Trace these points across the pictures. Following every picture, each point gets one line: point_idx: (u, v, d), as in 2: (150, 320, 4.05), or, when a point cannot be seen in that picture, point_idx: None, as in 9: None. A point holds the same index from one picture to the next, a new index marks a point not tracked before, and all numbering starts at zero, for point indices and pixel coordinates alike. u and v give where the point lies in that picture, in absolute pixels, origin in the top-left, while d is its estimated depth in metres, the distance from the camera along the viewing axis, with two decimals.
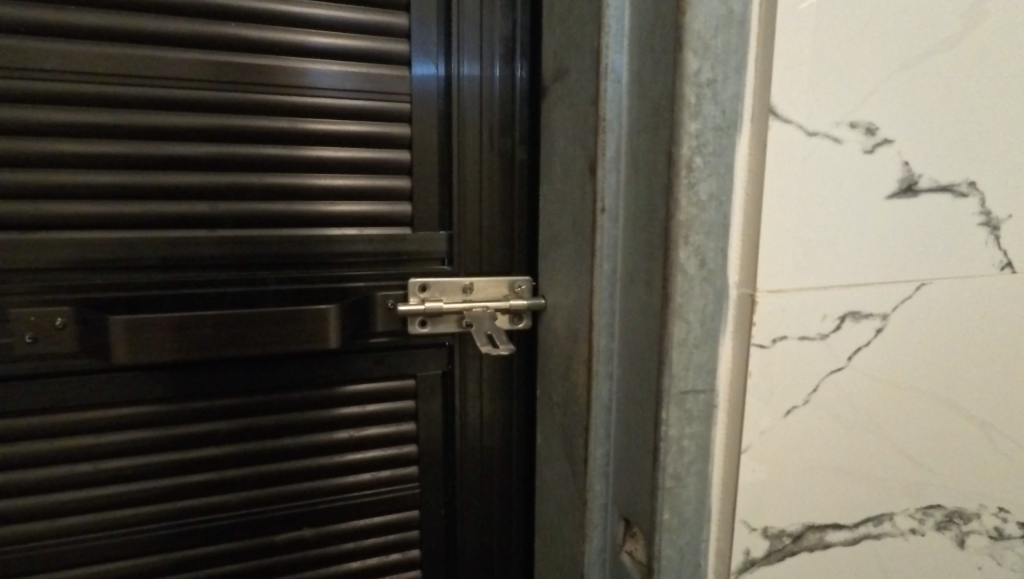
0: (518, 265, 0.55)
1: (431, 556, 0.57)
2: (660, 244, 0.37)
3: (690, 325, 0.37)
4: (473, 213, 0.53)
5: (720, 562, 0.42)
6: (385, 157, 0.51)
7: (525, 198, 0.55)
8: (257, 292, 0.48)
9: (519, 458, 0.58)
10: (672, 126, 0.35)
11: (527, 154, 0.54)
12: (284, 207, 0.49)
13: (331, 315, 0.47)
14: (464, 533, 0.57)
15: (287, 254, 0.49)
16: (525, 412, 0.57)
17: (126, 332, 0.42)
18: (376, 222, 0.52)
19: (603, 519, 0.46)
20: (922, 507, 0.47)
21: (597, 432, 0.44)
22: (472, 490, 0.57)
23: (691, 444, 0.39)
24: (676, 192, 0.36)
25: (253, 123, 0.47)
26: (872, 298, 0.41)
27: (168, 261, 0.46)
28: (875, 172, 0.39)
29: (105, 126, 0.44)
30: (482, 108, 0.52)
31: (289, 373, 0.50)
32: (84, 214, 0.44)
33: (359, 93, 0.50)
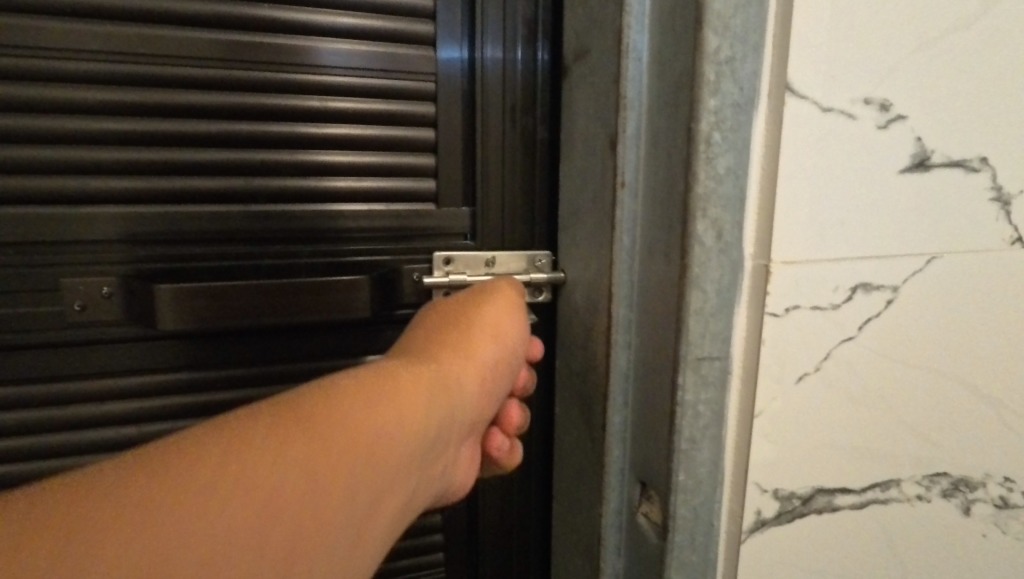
0: (538, 240, 0.57)
1: (453, 520, 0.60)
2: (678, 217, 0.39)
3: (706, 294, 0.39)
4: (495, 190, 0.55)
5: (732, 523, 0.44)
6: (410, 136, 0.53)
7: (545, 175, 0.56)
8: (290, 264, 0.51)
9: (538, 427, 0.60)
10: (691, 102, 0.37)
11: (547, 133, 0.56)
12: (315, 183, 0.51)
13: (361, 287, 0.49)
14: (485, 498, 0.60)
15: (318, 228, 0.51)
16: (544, 383, 0.59)
17: (169, 299, 0.44)
18: (402, 198, 0.54)
19: (620, 483, 0.48)
20: (929, 474, 0.49)
21: (615, 399, 0.46)
22: None
23: (706, 409, 0.41)
24: (695, 166, 0.37)
25: (286, 102, 0.49)
26: (883, 271, 0.42)
27: (206, 234, 0.49)
28: (888, 148, 0.40)
29: (146, 105, 0.46)
30: (504, 88, 0.54)
31: (320, 343, 0.53)
32: (128, 190, 0.47)
33: (386, 73, 0.51)
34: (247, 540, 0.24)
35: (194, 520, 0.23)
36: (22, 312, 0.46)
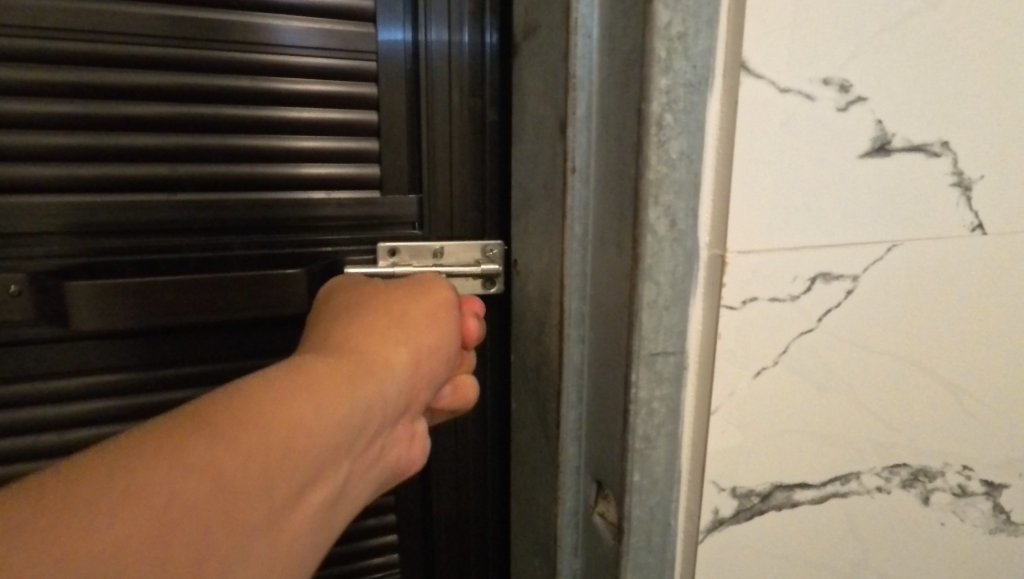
0: (490, 229, 0.54)
1: (407, 521, 0.58)
2: (630, 205, 0.37)
3: (659, 287, 0.37)
4: (444, 177, 0.52)
5: (689, 522, 0.42)
6: (352, 119, 0.50)
7: (497, 161, 0.53)
8: (222, 257, 0.47)
9: (494, 423, 0.58)
10: (642, 82, 0.34)
11: (498, 116, 0.53)
12: (247, 170, 0.47)
13: (300, 282, 0.46)
14: (440, 497, 0.57)
15: (252, 218, 0.48)
16: (499, 378, 0.57)
17: (84, 297, 0.41)
18: (345, 186, 0.50)
19: (576, 482, 0.46)
20: (888, 465, 0.48)
21: (570, 395, 0.44)
22: (446, 456, 0.57)
23: (661, 406, 0.39)
24: (645, 150, 0.35)
25: (213, 81, 0.45)
26: (843, 260, 0.41)
27: (126, 226, 0.45)
28: (848, 130, 0.38)
29: (54, 84, 0.42)
30: (452, 68, 0.51)
31: (259, 341, 0.50)
32: (37, 178, 0.43)
33: (323, 51, 0.48)
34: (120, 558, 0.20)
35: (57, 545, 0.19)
36: None
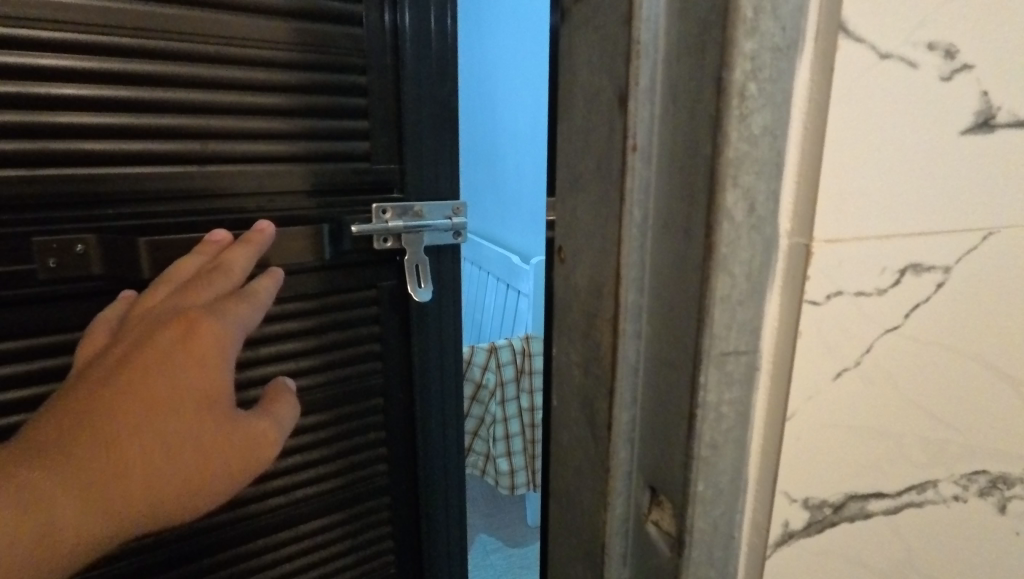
0: (438, 164, 0.99)
1: (394, 398, 1.08)
2: (702, 187, 0.32)
3: (734, 280, 0.33)
4: (414, 133, 0.96)
5: (756, 536, 0.39)
6: (339, 103, 0.89)
7: (437, 114, 0.97)
8: (246, 215, 0.84)
9: (448, 339, 1.09)
10: (722, 46, 0.30)
11: (440, 90, 0.97)
12: (263, 146, 0.84)
13: (321, 233, 0.89)
14: (419, 383, 1.08)
15: (279, 191, 0.87)
16: (447, 315, 1.08)
17: (148, 249, 0.77)
18: (335, 160, 0.91)
19: (627, 487, 0.43)
20: (967, 472, 0.44)
21: (623, 394, 0.41)
22: (422, 357, 1.07)
23: (730, 411, 0.35)
24: (725, 125, 0.31)
25: (234, 78, 0.81)
26: (935, 250, 0.36)
27: (170, 196, 0.79)
28: (950, 103, 0.34)
29: (109, 74, 0.73)
30: (400, 73, 0.93)
31: (300, 281, 0.91)
32: (107, 149, 0.75)
33: (310, 55, 0.86)
34: (88, 401, 0.40)
35: (107, 378, 0.42)
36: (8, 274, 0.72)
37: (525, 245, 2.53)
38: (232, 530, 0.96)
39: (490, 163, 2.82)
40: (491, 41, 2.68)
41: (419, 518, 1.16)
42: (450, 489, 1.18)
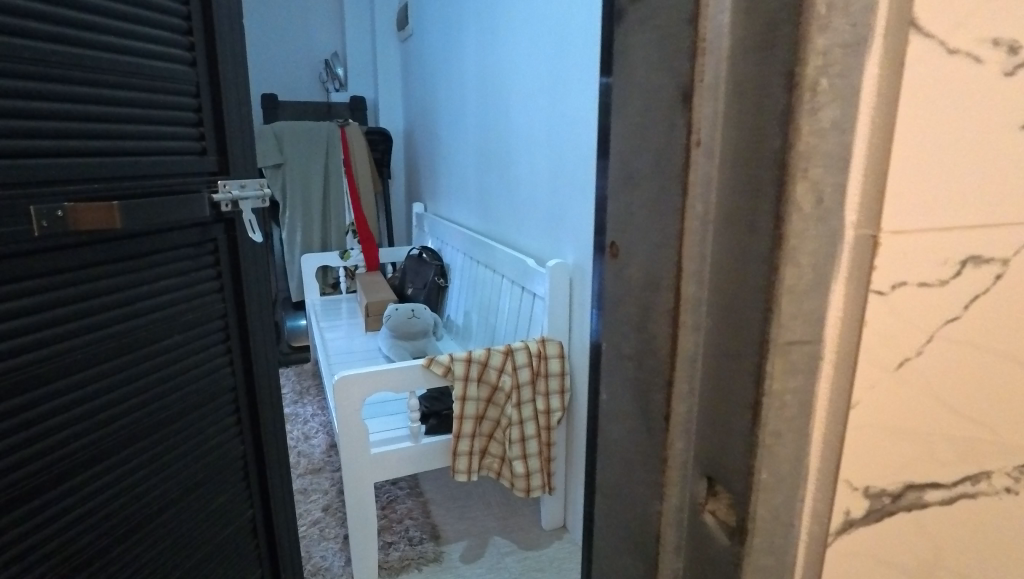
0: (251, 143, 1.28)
1: (236, 339, 1.30)
2: (771, 179, 0.33)
3: (801, 270, 0.34)
4: (235, 122, 1.23)
5: (817, 525, 0.39)
6: (174, 107, 1.10)
7: (248, 105, 1.26)
8: (120, 185, 1.00)
9: (267, 285, 1.37)
10: (796, 43, 0.31)
11: (246, 85, 1.25)
12: (130, 140, 1.02)
13: (202, 200, 1.14)
14: (252, 323, 1.33)
15: (146, 170, 1.04)
16: (265, 263, 1.36)
17: (80, 209, 0.91)
18: (182, 150, 1.12)
19: (682, 478, 0.43)
20: (1020, 465, 0.44)
21: (681, 385, 0.41)
22: (255, 301, 1.33)
23: (793, 400, 0.36)
24: (796, 120, 0.32)
25: (110, 85, 0.98)
26: (995, 243, 0.37)
27: (70, 175, 0.91)
28: (1012, 97, 0.35)
29: (27, 87, 0.85)
30: (215, 86, 1.19)
31: (167, 238, 1.10)
32: (31, 146, 0.85)
33: (160, 65, 1.07)
34: None
35: None
36: None
37: (540, 248, 2.52)
38: (113, 482, 1.03)
39: (505, 167, 2.82)
40: (506, 45, 2.68)
41: (259, 425, 1.37)
42: (275, 406, 1.41)
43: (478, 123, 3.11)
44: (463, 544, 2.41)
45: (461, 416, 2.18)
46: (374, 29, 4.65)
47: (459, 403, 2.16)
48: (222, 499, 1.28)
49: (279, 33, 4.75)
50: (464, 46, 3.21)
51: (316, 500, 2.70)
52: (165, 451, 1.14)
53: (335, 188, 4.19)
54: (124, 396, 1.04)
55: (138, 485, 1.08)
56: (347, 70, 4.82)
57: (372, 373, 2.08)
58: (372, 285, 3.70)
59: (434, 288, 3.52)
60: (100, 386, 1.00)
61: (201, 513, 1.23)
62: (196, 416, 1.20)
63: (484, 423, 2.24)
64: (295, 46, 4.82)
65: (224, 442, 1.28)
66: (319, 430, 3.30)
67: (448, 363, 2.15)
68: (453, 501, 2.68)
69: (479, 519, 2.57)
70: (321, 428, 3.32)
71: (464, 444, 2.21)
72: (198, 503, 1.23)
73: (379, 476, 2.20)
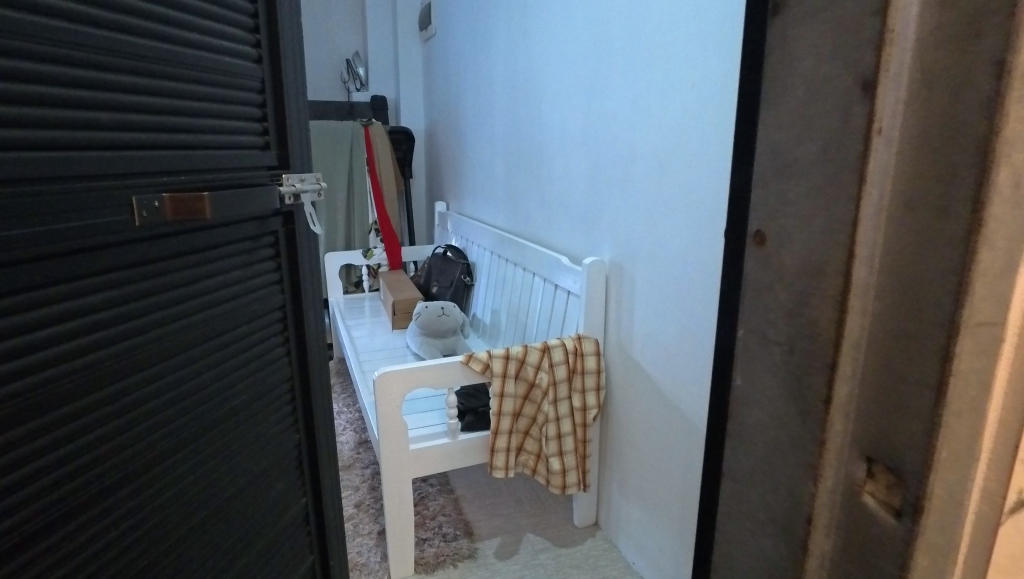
0: (307, 139, 1.29)
1: (293, 331, 1.31)
2: (972, 164, 0.34)
3: (996, 253, 0.35)
4: (294, 118, 1.24)
5: (988, 506, 0.40)
6: (242, 103, 1.12)
7: (304, 101, 1.27)
8: (201, 177, 1.01)
9: (319, 278, 1.38)
10: (1009, 30, 0.32)
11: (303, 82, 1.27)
12: (208, 134, 1.03)
13: (271, 193, 1.15)
14: (307, 315, 1.34)
15: (222, 163, 1.06)
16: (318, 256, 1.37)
17: (179, 200, 0.92)
18: (250, 144, 1.14)
19: (839, 460, 0.45)
20: None
21: (845, 368, 0.43)
22: (309, 293, 1.34)
23: (976, 382, 0.37)
24: (1003, 106, 0.33)
25: (189, 81, 1.00)
26: None
27: (161, 167, 0.92)
28: None
29: (125, 83, 0.86)
30: (276, 84, 1.21)
31: (239, 230, 1.11)
32: (128, 139, 0.87)
33: (233, 62, 1.08)
34: None
35: None
36: (74, 225, 0.77)
37: (574, 247, 2.53)
38: (194, 471, 1.04)
39: (535, 165, 2.83)
40: (537, 44, 2.69)
41: (312, 415, 1.38)
42: (324, 398, 1.43)
43: (507, 122, 3.12)
44: (497, 541, 2.43)
45: (500, 413, 2.19)
46: (395, 28, 4.67)
47: (496, 400, 2.18)
48: (282, 493, 1.29)
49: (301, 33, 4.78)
50: (492, 45, 3.22)
51: (348, 496, 2.72)
52: (238, 443, 1.15)
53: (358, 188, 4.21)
54: (202, 387, 1.05)
55: (215, 475, 1.09)
56: (367, 70, 4.85)
57: (413, 371, 2.10)
58: (397, 284, 3.72)
59: (460, 287, 3.55)
60: (183, 377, 1.01)
61: (267, 505, 1.24)
62: (260, 407, 1.20)
63: (521, 419, 2.25)
64: (317, 45, 4.85)
65: (283, 433, 1.28)
66: (346, 427, 3.33)
67: (487, 360, 2.16)
68: (484, 498, 2.70)
69: (511, 516, 2.58)
70: (348, 425, 3.35)
71: (501, 441, 2.23)
72: (264, 497, 1.23)
73: (417, 473, 2.22)
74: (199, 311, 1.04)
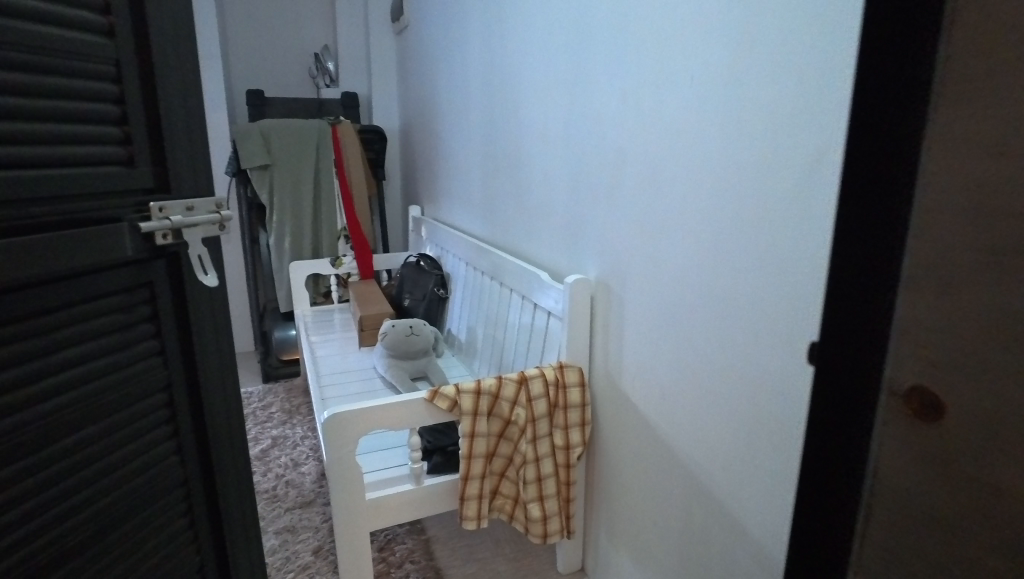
0: (201, 158, 1.06)
1: (184, 398, 1.10)
2: None
3: None
4: (179, 131, 1.01)
5: None
6: (94, 109, 0.89)
7: (197, 112, 1.04)
8: (23, 218, 0.79)
9: (226, 333, 1.16)
10: None
11: (195, 87, 1.03)
12: (34, 148, 0.81)
13: (127, 232, 0.93)
14: (206, 378, 1.12)
15: (59, 192, 0.84)
16: (223, 308, 1.14)
17: None
18: (102, 162, 0.91)
19: None
20: None
21: None
22: (208, 352, 1.12)
23: None
24: None
25: (6, 77, 0.77)
26: None
27: None
28: None
29: None
30: (147, 75, 0.96)
31: (90, 284, 0.90)
32: None
33: (76, 56, 0.86)
34: None
35: None
36: None
37: (557, 261, 2.25)
38: None
39: (513, 169, 2.56)
40: (515, 35, 2.41)
41: (213, 492, 1.17)
42: (236, 468, 1.21)
43: (482, 120, 2.85)
44: None
45: (470, 455, 1.91)
46: (367, 19, 4.37)
47: (466, 441, 1.89)
48: None
49: (265, 24, 4.43)
50: (467, 37, 2.94)
51: (305, 541, 2.41)
52: (93, 547, 0.94)
53: (326, 191, 3.90)
54: (35, 490, 0.85)
55: None
56: (337, 64, 4.53)
57: (370, 409, 1.81)
58: (366, 296, 3.43)
59: (434, 300, 3.26)
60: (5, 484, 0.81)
61: None
62: (128, 497, 1.00)
63: (496, 460, 1.98)
64: (282, 36, 4.50)
65: (167, 521, 1.08)
66: (308, 456, 3.03)
67: (455, 397, 1.88)
68: (459, 541, 2.42)
69: (488, 561, 2.31)
70: (311, 454, 3.05)
71: (472, 487, 1.94)
72: None
73: (377, 523, 1.94)
74: (29, 396, 0.83)
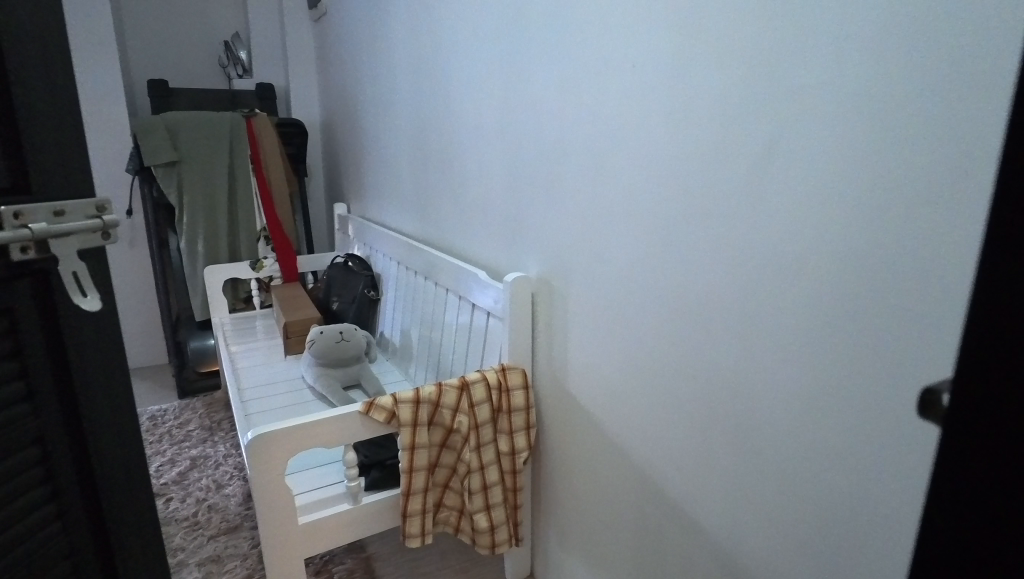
0: (72, 154, 0.89)
1: (65, 451, 0.94)
2: None
3: None
4: (38, 121, 0.84)
5: None
6: None
7: (62, 98, 0.87)
8: None
9: (118, 372, 0.99)
10: None
11: (58, 68, 0.86)
12: None
13: None
14: (93, 426, 0.95)
15: None
16: (112, 341, 0.98)
17: None
18: None
19: None
20: None
21: None
22: (95, 395, 0.95)
23: None
24: None
25: None
26: None
27: None
28: None
29: None
30: None
31: None
32: None
33: None
34: None
35: None
36: None
37: (495, 259, 2.16)
38: None
39: (446, 162, 2.45)
40: (445, 22, 2.29)
41: (107, 557, 1.00)
42: (141, 527, 1.04)
43: (411, 111, 2.72)
44: None
45: (411, 469, 1.78)
46: (280, 5, 4.11)
47: (407, 454, 1.76)
48: None
49: (166, 7, 4.07)
50: (391, 24, 2.79)
51: (233, 571, 2.21)
52: None
53: (242, 189, 3.64)
54: None
55: None
56: (250, 52, 4.24)
57: (300, 427, 1.65)
58: (291, 299, 3.22)
59: (365, 302, 3.10)
60: None
61: None
62: None
63: (439, 470, 1.87)
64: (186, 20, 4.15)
65: None
66: (233, 476, 2.80)
67: (392, 408, 1.75)
68: (402, 556, 2.30)
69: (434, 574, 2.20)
70: (235, 474, 2.82)
71: (414, 502, 1.83)
72: None
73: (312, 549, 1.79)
74: None
